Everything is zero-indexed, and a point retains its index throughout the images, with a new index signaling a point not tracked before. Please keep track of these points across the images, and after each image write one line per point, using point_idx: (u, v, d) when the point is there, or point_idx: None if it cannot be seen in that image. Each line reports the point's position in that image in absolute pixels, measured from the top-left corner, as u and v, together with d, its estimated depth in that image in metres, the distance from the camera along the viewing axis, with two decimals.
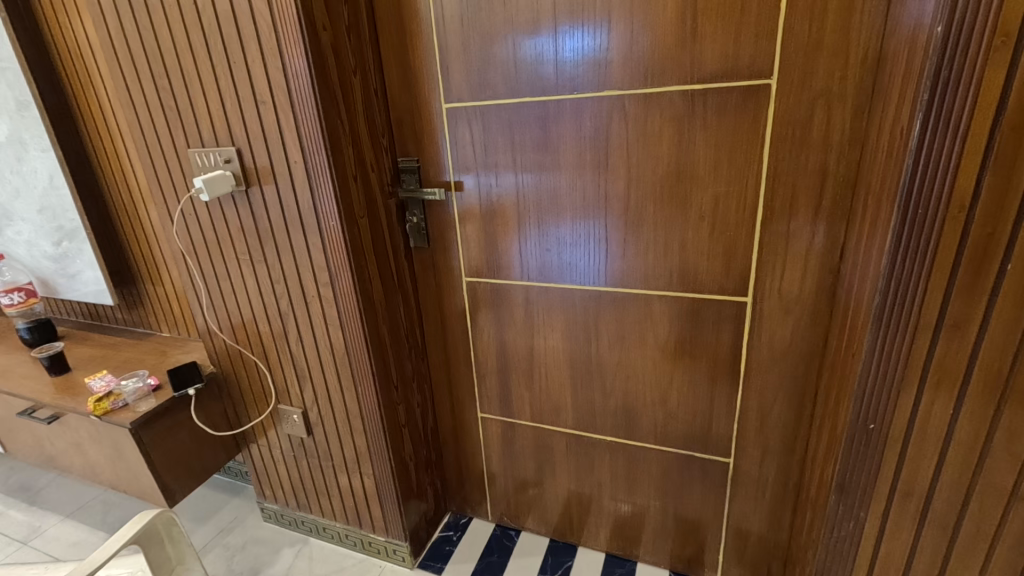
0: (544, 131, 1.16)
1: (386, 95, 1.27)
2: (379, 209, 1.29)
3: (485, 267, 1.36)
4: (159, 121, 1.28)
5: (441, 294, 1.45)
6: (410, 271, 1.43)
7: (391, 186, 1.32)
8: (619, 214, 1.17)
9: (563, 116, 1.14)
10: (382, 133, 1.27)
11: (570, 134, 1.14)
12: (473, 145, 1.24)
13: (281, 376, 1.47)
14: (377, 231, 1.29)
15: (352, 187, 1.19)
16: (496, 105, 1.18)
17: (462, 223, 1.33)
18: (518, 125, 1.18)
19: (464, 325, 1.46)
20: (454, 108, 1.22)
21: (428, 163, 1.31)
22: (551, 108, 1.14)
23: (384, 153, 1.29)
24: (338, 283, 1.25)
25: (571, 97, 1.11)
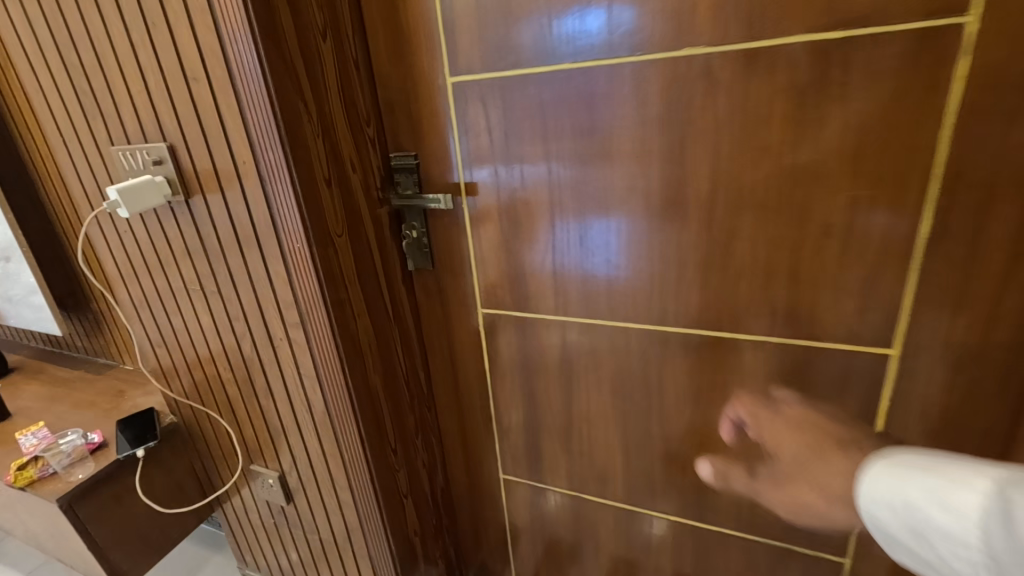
0: (592, 111, 0.82)
1: (372, 70, 0.94)
2: (367, 224, 0.96)
3: (508, 295, 1.03)
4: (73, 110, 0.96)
5: (451, 327, 1.12)
6: (411, 301, 1.10)
7: (383, 192, 0.99)
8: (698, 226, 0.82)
9: (617, 89, 0.79)
10: (368, 121, 0.94)
11: (629, 115, 0.80)
12: (489, 135, 0.90)
13: (251, 432, 1.16)
14: (364, 253, 0.96)
15: (326, 196, 0.87)
16: (520, 77, 0.84)
17: (477, 239, 1.00)
18: (553, 106, 0.84)
19: (480, 367, 1.14)
20: (463, 84, 0.89)
21: (431, 159, 0.97)
22: (601, 78, 0.79)
23: (373, 149, 0.96)
24: (311, 325, 0.93)
25: (631, 61, 0.76)
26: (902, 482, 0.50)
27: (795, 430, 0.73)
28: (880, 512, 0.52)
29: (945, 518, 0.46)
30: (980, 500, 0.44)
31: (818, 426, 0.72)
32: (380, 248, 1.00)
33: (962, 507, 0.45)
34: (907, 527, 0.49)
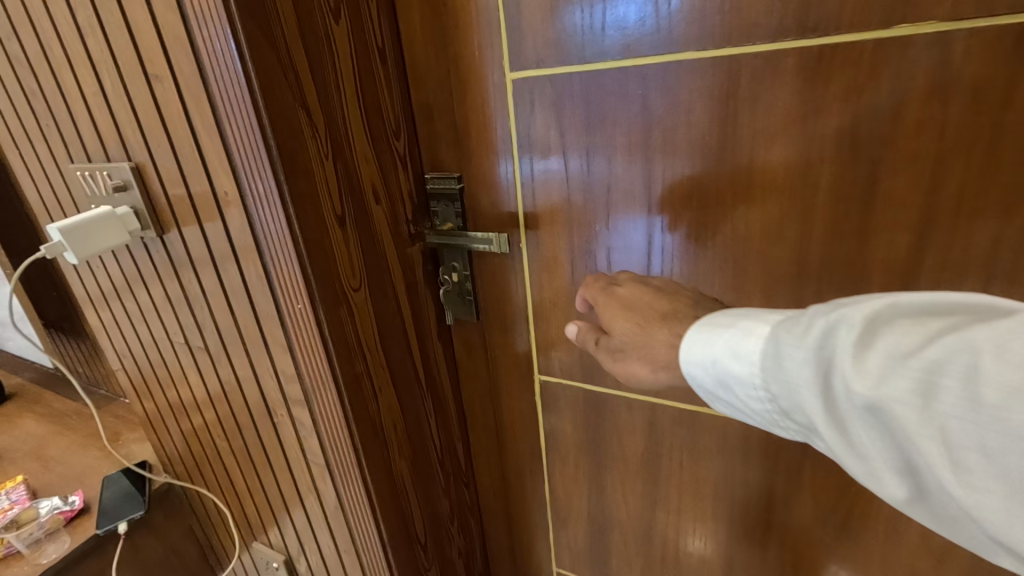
0: (726, 124, 0.55)
1: (403, 62, 0.69)
2: (394, 270, 0.72)
3: (575, 362, 0.78)
4: (16, 118, 0.73)
5: (497, 392, 0.88)
6: (447, 360, 0.87)
7: (416, 226, 0.75)
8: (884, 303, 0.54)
9: (770, 89, 0.52)
10: (398, 133, 0.70)
11: (785, 128, 0.53)
12: (562, 152, 0.65)
13: (254, 507, 0.96)
14: (390, 309, 0.72)
15: (338, 240, 0.63)
16: (613, 70, 0.58)
17: (537, 290, 0.75)
18: (665, 114, 0.58)
19: (532, 443, 0.89)
20: (528, 82, 0.63)
21: (479, 183, 0.73)
22: (745, 72, 0.52)
23: (403, 170, 0.71)
24: (319, 405, 0.70)
25: (799, 46, 0.49)
26: (712, 337, 0.45)
27: (625, 311, 0.55)
28: (690, 373, 0.47)
29: (740, 367, 0.43)
30: (764, 344, 0.42)
31: (644, 308, 0.54)
32: (411, 299, 0.76)
33: (751, 353, 0.43)
34: (709, 380, 0.46)
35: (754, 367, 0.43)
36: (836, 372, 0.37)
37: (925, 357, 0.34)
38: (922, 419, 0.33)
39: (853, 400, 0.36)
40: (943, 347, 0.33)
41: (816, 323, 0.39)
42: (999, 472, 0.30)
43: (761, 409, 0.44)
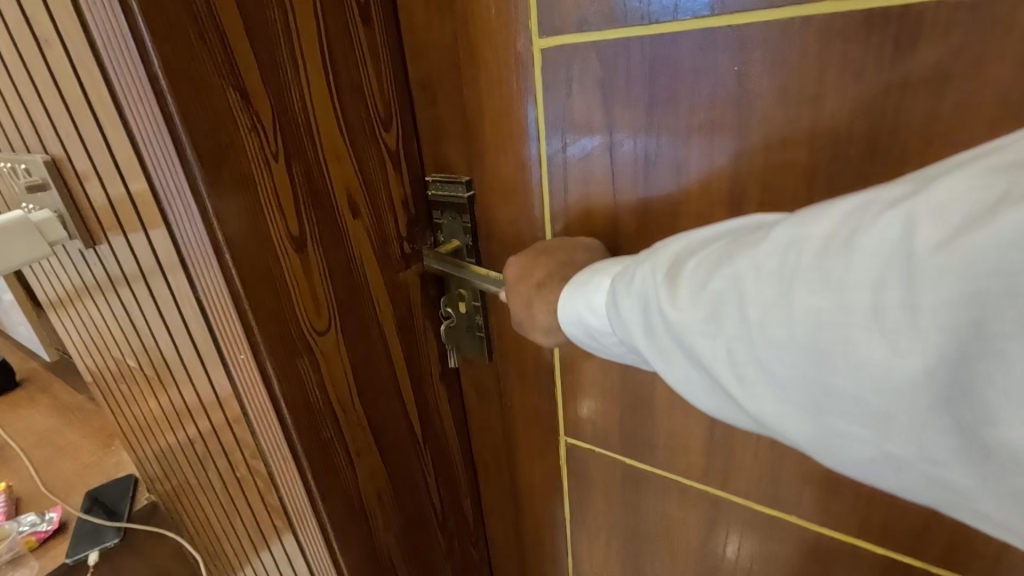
0: (879, 122, 0.34)
1: (399, 22, 0.51)
2: (381, 302, 0.55)
3: (612, 428, 0.59)
4: None
5: (512, 447, 0.71)
6: (451, 405, 0.70)
7: (413, 244, 0.58)
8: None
9: (969, 64, 0.31)
10: (388, 122, 0.52)
11: (990, 132, 0.31)
12: (609, 155, 0.46)
13: (232, 549, 0.84)
14: (374, 353, 0.56)
15: (295, 269, 0.46)
16: (694, 34, 0.38)
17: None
18: (774, 104, 0.37)
19: (552, 511, 0.72)
20: (565, 52, 0.44)
21: (494, 191, 0.54)
22: (926, 36, 0.31)
23: (395, 171, 0.54)
24: (278, 476, 0.54)
25: None
26: (581, 291, 0.39)
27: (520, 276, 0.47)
28: (573, 336, 0.41)
29: (596, 321, 0.38)
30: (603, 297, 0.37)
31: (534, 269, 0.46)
32: (404, 336, 0.59)
33: (600, 306, 0.38)
34: (581, 334, 0.40)
35: (590, 312, 0.38)
36: (635, 302, 0.34)
37: (699, 275, 0.30)
38: (702, 346, 0.30)
39: (659, 343, 0.32)
40: (722, 278, 0.29)
41: (633, 272, 0.34)
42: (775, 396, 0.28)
43: (598, 348, 0.40)
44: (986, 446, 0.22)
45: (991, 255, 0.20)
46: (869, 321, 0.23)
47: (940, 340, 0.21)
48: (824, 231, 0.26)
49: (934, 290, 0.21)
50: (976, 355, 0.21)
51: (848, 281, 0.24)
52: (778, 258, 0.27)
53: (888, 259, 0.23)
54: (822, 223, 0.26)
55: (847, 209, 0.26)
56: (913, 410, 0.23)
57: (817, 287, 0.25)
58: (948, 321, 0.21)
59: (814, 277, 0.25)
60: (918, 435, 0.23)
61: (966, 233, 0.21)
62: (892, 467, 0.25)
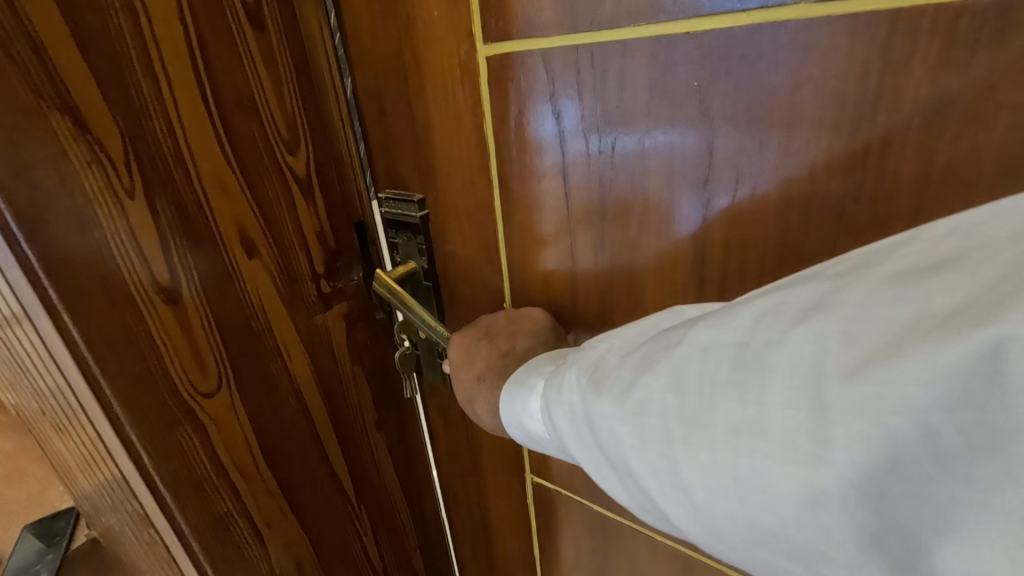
0: (865, 147, 0.29)
1: (306, 30, 0.45)
2: (289, 348, 0.50)
3: (576, 474, 0.54)
4: None
5: (479, 484, 0.66)
6: (394, 452, 0.64)
7: (334, 281, 0.52)
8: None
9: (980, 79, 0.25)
10: (295, 143, 0.46)
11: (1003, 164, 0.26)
12: (562, 177, 0.41)
13: None
14: (282, 407, 0.50)
15: (166, 322, 0.41)
16: (652, 41, 0.33)
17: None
18: (741, 123, 0.32)
19: (520, 554, 0.67)
20: (512, 62, 0.39)
21: (449, 212, 0.49)
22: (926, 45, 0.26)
23: (307, 200, 0.48)
24: (156, 556, 0.48)
25: None
26: (514, 394, 0.38)
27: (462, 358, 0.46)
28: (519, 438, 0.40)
29: (536, 425, 0.37)
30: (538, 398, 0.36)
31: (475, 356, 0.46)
32: (323, 384, 0.53)
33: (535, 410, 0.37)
34: (523, 436, 0.39)
35: (528, 416, 0.37)
36: (566, 403, 0.32)
37: (626, 382, 0.29)
38: (633, 461, 0.28)
39: (597, 453, 0.31)
40: (646, 388, 0.28)
41: (562, 377, 0.33)
42: (706, 522, 0.26)
43: (538, 441, 0.38)
44: None
45: (889, 392, 0.20)
46: (788, 450, 0.23)
47: (850, 477, 0.21)
48: (733, 347, 0.26)
49: (841, 426, 0.21)
50: (890, 490, 0.21)
51: (764, 407, 0.24)
52: (699, 371, 0.27)
53: (794, 388, 0.23)
54: (730, 340, 0.26)
55: (758, 323, 0.25)
56: (844, 549, 0.22)
57: (737, 410, 0.25)
58: (861, 457, 0.21)
59: (732, 400, 0.25)
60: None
61: (870, 370, 0.21)
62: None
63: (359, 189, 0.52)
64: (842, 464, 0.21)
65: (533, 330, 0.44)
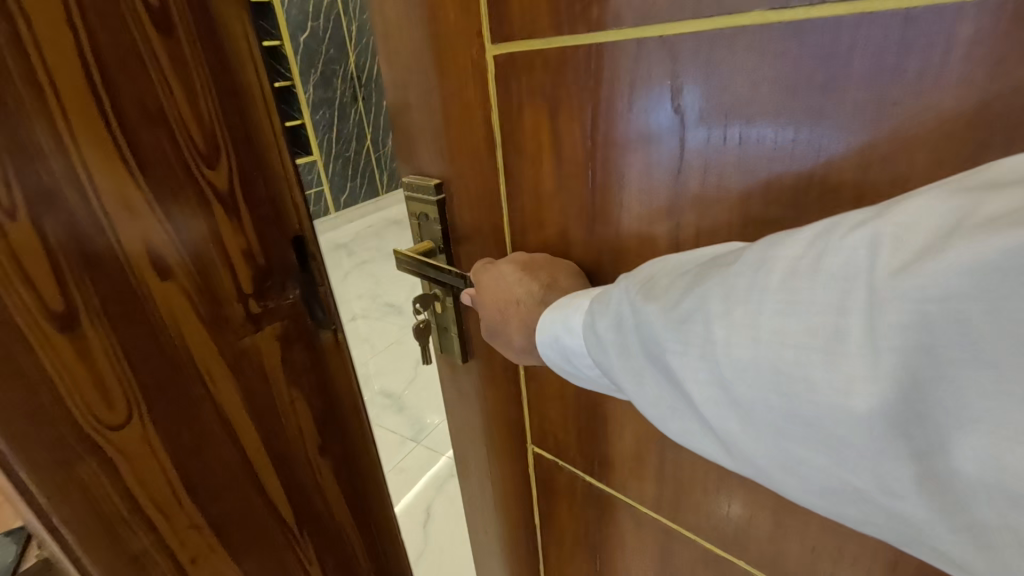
0: (847, 157, 0.27)
1: (223, 22, 0.33)
2: (219, 388, 0.39)
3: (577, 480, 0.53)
4: None
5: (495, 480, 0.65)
6: (345, 483, 0.52)
7: (266, 299, 0.40)
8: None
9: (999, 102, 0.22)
10: (215, 154, 0.34)
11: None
12: (579, 172, 0.37)
13: None
14: (222, 467, 0.41)
15: (139, 475, 0.36)
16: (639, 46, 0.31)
17: (530, 374, 0.51)
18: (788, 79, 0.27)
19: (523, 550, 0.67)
20: (515, 61, 0.37)
21: (465, 197, 0.46)
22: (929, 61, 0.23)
23: (225, 215, 0.36)
24: None
25: None
26: (563, 310, 0.36)
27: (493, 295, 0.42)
28: (551, 356, 0.38)
29: (575, 339, 0.35)
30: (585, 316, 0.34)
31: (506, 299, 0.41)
32: (248, 422, 0.42)
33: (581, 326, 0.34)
34: (557, 355, 0.37)
35: (568, 332, 0.35)
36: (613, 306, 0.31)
37: (681, 292, 0.27)
38: (678, 367, 0.27)
39: (635, 358, 0.30)
40: (694, 298, 0.26)
41: (613, 295, 0.32)
42: (751, 430, 0.25)
43: (563, 357, 0.37)
44: (954, 495, 0.19)
45: (935, 286, 0.18)
46: (830, 351, 0.21)
47: (889, 370, 0.19)
48: (794, 254, 0.23)
49: (885, 324, 0.19)
50: (931, 395, 0.19)
51: (812, 313, 0.22)
52: (754, 283, 0.24)
53: (846, 289, 0.21)
54: (791, 247, 0.23)
55: (823, 238, 0.22)
56: (868, 444, 0.20)
57: (788, 317, 0.22)
58: (901, 354, 0.19)
59: (779, 306, 0.23)
60: (879, 469, 0.21)
61: (920, 265, 0.19)
62: (850, 495, 0.22)
63: (293, 194, 0.39)
64: (882, 356, 0.20)
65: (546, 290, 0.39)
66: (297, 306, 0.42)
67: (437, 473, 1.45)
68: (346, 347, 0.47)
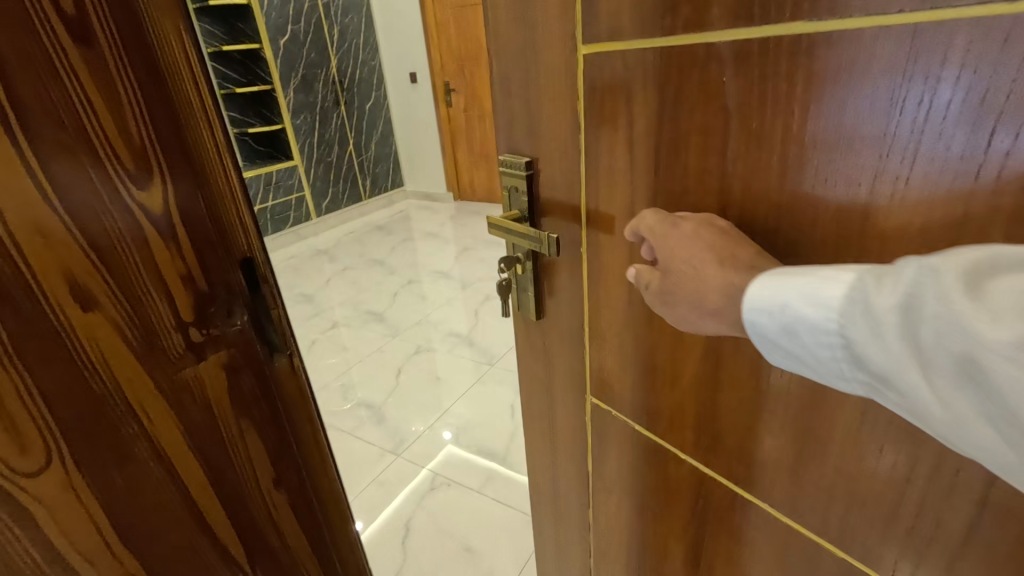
0: (927, 166, 0.23)
1: (154, 28, 0.29)
2: (160, 431, 0.34)
3: (636, 479, 0.51)
4: None
5: (555, 467, 0.64)
6: (309, 529, 0.45)
7: (208, 327, 0.35)
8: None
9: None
10: (146, 169, 0.30)
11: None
12: (645, 162, 0.36)
13: None
14: (157, 518, 0.35)
15: (61, 517, 0.31)
16: (719, 53, 0.30)
17: (597, 357, 0.49)
18: (836, 88, 0.26)
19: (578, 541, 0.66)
20: (602, 60, 0.36)
21: (557, 174, 0.44)
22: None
23: (163, 240, 0.32)
24: None
25: None
26: (801, 284, 0.26)
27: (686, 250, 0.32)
28: (762, 329, 0.28)
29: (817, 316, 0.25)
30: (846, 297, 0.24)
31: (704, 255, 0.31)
32: (194, 467, 0.36)
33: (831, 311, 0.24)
34: (775, 328, 0.27)
35: (809, 306, 0.25)
36: (903, 284, 0.22)
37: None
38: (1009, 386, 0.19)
39: (917, 358, 0.22)
40: None
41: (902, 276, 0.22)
42: None
43: (769, 341, 0.28)
44: None
45: None
46: None
47: None
48: None
49: None
50: None
51: None
52: None
53: None
54: None
55: None
56: None
57: None
58: None
59: None
60: None
61: None
62: None
63: (240, 215, 0.35)
64: None
65: (752, 256, 0.30)
66: (247, 334, 0.37)
67: (415, 488, 1.40)
68: (304, 375, 0.43)
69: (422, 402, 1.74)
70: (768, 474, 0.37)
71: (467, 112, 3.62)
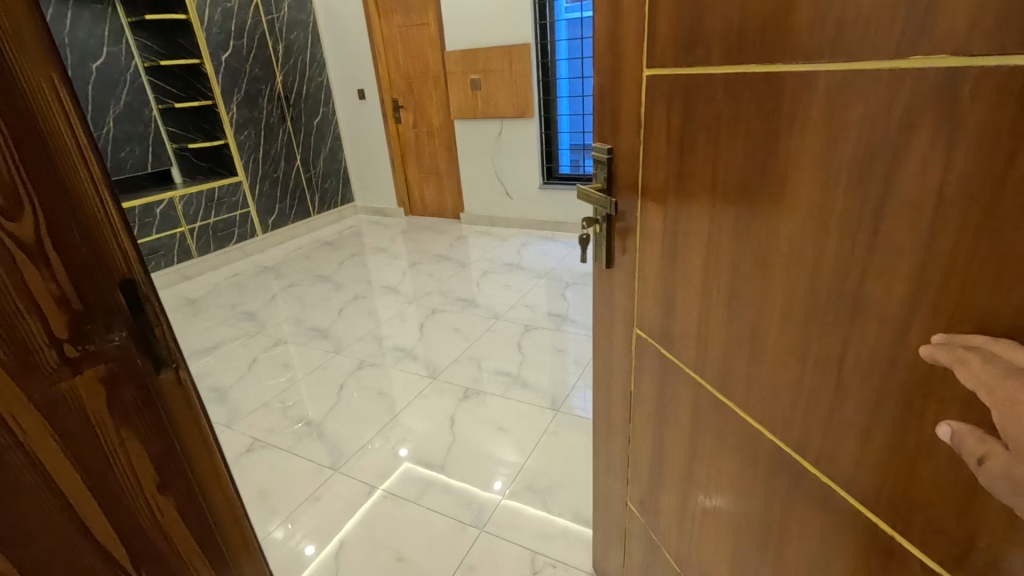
0: (808, 152, 0.38)
1: (26, 80, 0.33)
2: (33, 441, 0.36)
3: (658, 387, 0.68)
4: None
5: (612, 383, 0.82)
6: (197, 530, 0.48)
7: (84, 344, 0.38)
8: (980, 495, 0.31)
9: (892, 132, 0.32)
10: (16, 206, 0.33)
11: (945, 213, 0.30)
12: (669, 149, 0.54)
13: None
14: (31, 522, 0.37)
15: None
16: (707, 81, 0.46)
17: (641, 292, 0.66)
18: (766, 104, 0.41)
19: (623, 449, 0.83)
20: (656, 83, 0.54)
21: (626, 158, 0.63)
22: (849, 100, 0.34)
23: (35, 266, 0.35)
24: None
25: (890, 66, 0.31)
26: None
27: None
28: None
29: None
30: None
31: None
32: (71, 473, 0.39)
33: None
34: None
35: None
36: None
37: None
38: None
39: None
40: None
41: None
42: None
43: None
44: None
45: None
46: None
47: None
48: None
49: None
50: None
51: None
52: None
53: None
54: None
55: None
56: None
57: None
58: None
59: None
60: None
61: None
62: None
63: (121, 243, 0.39)
64: None
65: None
66: (126, 348, 0.40)
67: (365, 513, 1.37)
68: (188, 386, 0.46)
69: (368, 417, 1.75)
70: (733, 374, 0.52)
71: (416, 129, 3.66)
